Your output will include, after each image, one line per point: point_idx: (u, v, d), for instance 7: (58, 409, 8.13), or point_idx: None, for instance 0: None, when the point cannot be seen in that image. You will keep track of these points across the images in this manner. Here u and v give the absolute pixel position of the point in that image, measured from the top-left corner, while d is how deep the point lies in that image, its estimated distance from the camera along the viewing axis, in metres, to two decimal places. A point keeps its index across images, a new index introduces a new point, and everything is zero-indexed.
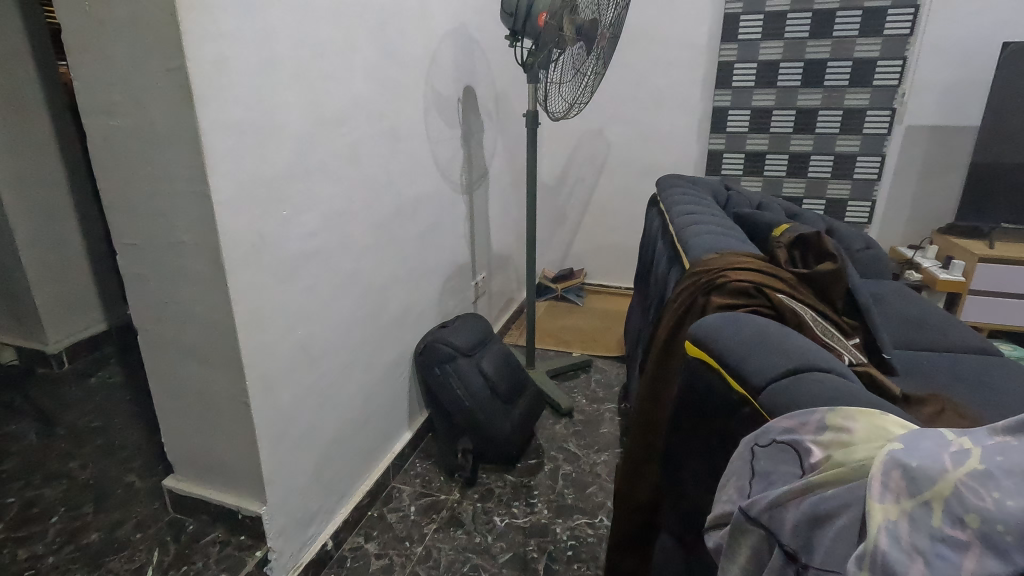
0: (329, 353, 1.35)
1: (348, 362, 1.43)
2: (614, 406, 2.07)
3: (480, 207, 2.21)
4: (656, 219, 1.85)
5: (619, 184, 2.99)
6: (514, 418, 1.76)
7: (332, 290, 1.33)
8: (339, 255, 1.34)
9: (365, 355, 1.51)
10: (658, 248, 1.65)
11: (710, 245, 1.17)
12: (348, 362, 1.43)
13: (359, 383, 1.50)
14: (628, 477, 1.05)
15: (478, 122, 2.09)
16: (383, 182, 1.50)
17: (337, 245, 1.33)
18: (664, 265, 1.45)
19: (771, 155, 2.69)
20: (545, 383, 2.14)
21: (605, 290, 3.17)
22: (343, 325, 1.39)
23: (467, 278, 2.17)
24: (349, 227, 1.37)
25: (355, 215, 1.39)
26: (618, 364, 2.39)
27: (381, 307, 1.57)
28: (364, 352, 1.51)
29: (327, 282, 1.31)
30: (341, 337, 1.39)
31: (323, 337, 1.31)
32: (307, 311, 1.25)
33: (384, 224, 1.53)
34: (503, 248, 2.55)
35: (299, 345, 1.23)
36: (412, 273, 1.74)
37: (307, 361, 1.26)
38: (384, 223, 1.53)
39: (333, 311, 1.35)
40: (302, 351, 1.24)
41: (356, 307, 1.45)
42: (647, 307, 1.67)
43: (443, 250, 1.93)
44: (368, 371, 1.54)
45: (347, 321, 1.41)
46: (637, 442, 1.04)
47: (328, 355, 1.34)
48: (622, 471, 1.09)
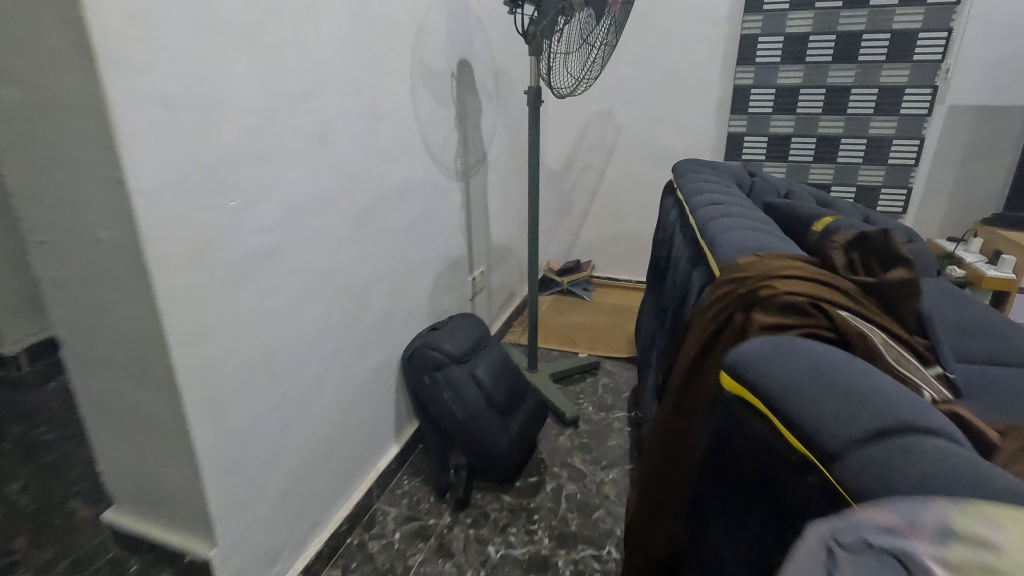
0: (299, 365, 1.17)
1: (323, 373, 1.25)
2: (624, 416, 1.89)
3: (477, 195, 2.01)
4: (673, 209, 1.65)
5: (630, 170, 2.78)
6: (512, 432, 1.58)
7: (300, 293, 1.15)
8: (309, 252, 1.16)
9: (344, 365, 1.33)
10: (675, 243, 1.45)
11: (743, 244, 0.97)
12: (323, 374, 1.25)
13: (337, 396, 1.32)
14: (642, 523, 0.88)
15: (475, 101, 1.89)
16: (362, 167, 1.31)
17: (305, 242, 1.14)
18: (685, 263, 1.25)
19: (797, 138, 2.47)
20: (548, 389, 1.97)
21: (613, 284, 2.97)
22: (315, 332, 1.21)
23: (464, 273, 1.98)
24: (321, 220, 1.18)
25: (327, 206, 1.20)
26: (627, 366, 2.21)
27: (363, 310, 1.39)
28: (341, 362, 1.32)
29: (294, 285, 1.13)
30: (314, 346, 1.21)
31: (289, 347, 1.13)
32: (268, 318, 1.06)
33: (365, 217, 1.34)
34: (504, 239, 2.36)
35: (259, 358, 1.04)
36: (400, 271, 1.55)
37: (269, 378, 1.08)
38: (365, 216, 1.34)
39: (302, 317, 1.16)
40: (264, 365, 1.06)
41: (332, 311, 1.26)
42: (663, 310, 1.47)
43: (436, 243, 1.74)
44: (347, 382, 1.36)
45: (321, 328, 1.23)
46: (655, 483, 0.86)
47: (296, 367, 1.16)
48: (633, 512, 0.92)
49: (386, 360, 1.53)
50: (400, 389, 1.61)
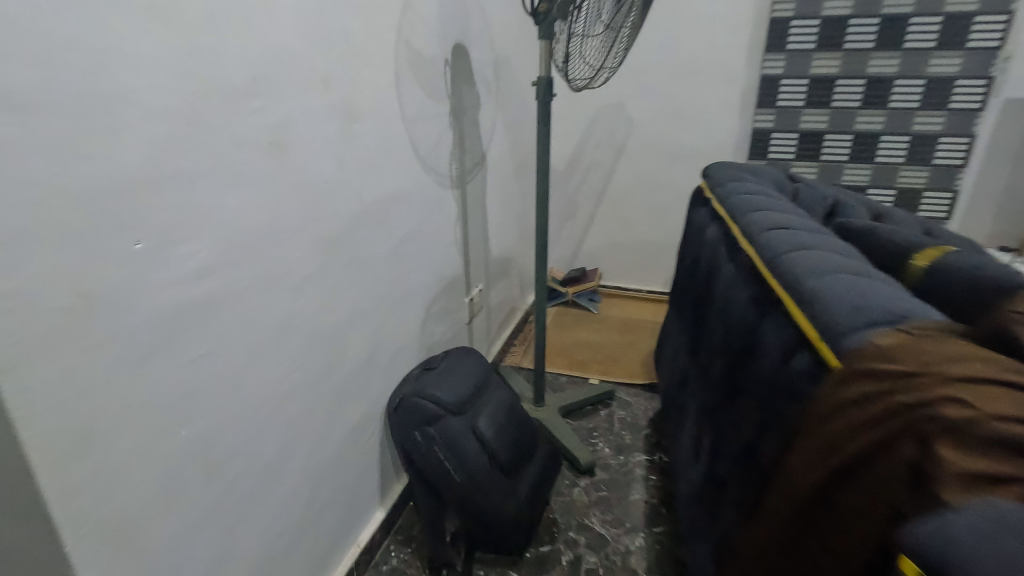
0: (252, 446, 0.90)
1: (285, 448, 0.98)
2: (646, 460, 1.65)
3: (475, 203, 1.73)
4: (711, 225, 1.38)
5: (643, 170, 2.51)
6: (521, 494, 1.33)
7: (251, 352, 0.87)
8: (262, 297, 0.88)
9: (315, 431, 1.06)
10: (720, 269, 1.19)
11: (848, 297, 0.71)
12: (285, 449, 0.98)
13: (307, 470, 1.06)
14: None
15: (472, 94, 1.60)
16: (335, 182, 1.03)
17: (254, 285, 0.86)
18: (742, 302, 0.99)
19: (830, 135, 2.21)
20: (558, 428, 1.72)
21: (622, 294, 2.72)
22: (276, 398, 0.94)
23: (461, 294, 1.71)
24: (279, 254, 0.91)
25: (288, 235, 0.92)
26: (645, 395, 1.96)
27: (339, 358, 1.11)
28: (312, 426, 1.05)
29: (241, 344, 0.85)
30: (273, 416, 0.94)
31: (238, 425, 0.86)
32: (203, 395, 0.79)
33: (340, 243, 1.07)
34: (504, 250, 2.08)
35: (187, 451, 0.77)
36: (384, 303, 1.27)
37: (205, 472, 0.81)
38: (340, 241, 1.07)
39: (256, 381, 0.89)
40: (200, 457, 0.79)
41: (297, 367, 0.99)
42: (705, 350, 1.22)
43: (428, 263, 1.47)
44: (319, 450, 1.09)
45: (282, 392, 0.96)
46: None
47: (248, 449, 0.89)
48: None
49: (369, 412, 1.26)
50: (386, 443, 1.35)
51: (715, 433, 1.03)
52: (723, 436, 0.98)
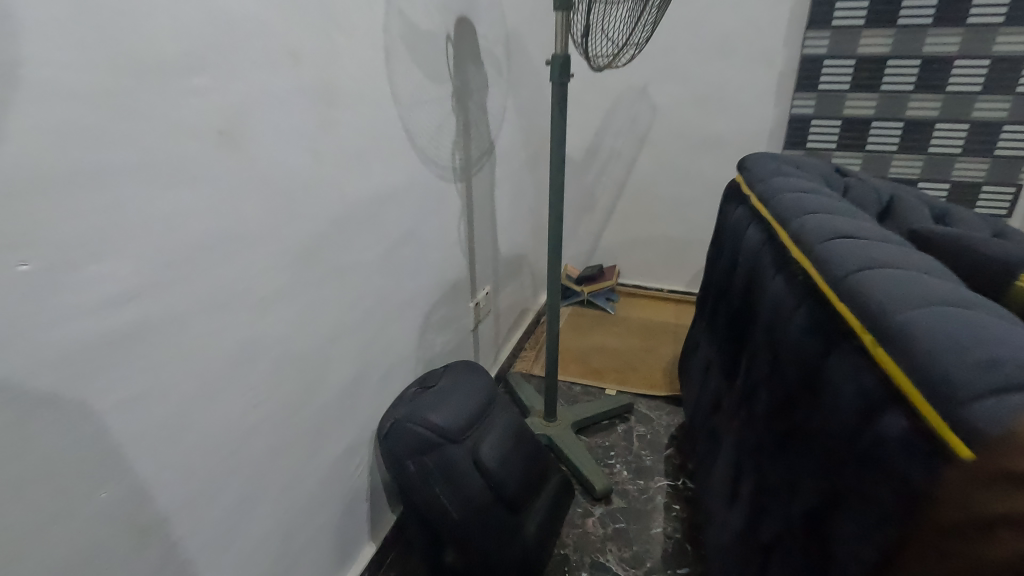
0: (204, 495, 0.75)
1: (249, 492, 0.83)
2: (669, 486, 1.48)
3: (482, 198, 1.56)
4: (751, 227, 1.20)
5: (667, 160, 2.31)
6: (528, 532, 1.17)
7: (200, 386, 0.72)
8: (212, 318, 0.73)
9: (289, 468, 0.91)
10: (764, 281, 1.02)
11: (956, 341, 0.54)
12: (249, 494, 0.83)
13: (280, 512, 0.91)
14: None
15: (479, 75, 1.43)
16: (309, 178, 0.87)
17: (200, 305, 0.71)
18: (797, 328, 0.82)
19: (878, 123, 2.00)
20: (571, 447, 1.56)
21: (642, 293, 2.54)
22: (237, 436, 0.80)
23: (465, 298, 1.55)
24: (234, 267, 0.75)
25: (246, 242, 0.76)
26: (667, 409, 1.79)
27: (318, 382, 0.96)
28: (285, 464, 0.91)
29: (184, 378, 0.70)
30: (232, 457, 0.79)
31: (184, 474, 0.71)
32: (131, 445, 0.64)
33: (317, 248, 0.91)
34: (515, 248, 1.91)
35: (108, 513, 0.62)
36: (374, 315, 1.12)
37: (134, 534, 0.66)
38: (317, 247, 0.91)
39: (208, 421, 0.74)
40: (129, 517, 0.65)
41: (263, 398, 0.84)
42: (744, 375, 1.04)
43: (426, 266, 1.31)
44: (294, 490, 0.94)
45: (244, 429, 0.81)
46: None
47: (197, 500, 0.74)
48: None
49: (355, 437, 1.11)
50: (378, 469, 1.20)
51: (761, 480, 0.87)
52: (773, 488, 0.82)
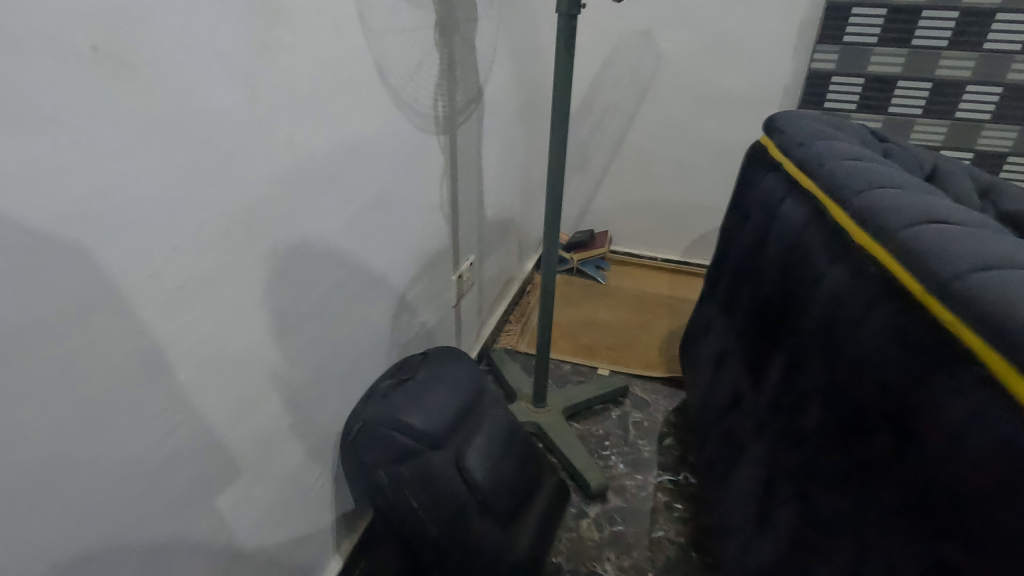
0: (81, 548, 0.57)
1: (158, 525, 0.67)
2: (669, 481, 1.36)
3: (468, 154, 1.34)
4: (788, 199, 1.02)
5: (669, 117, 2.10)
6: (522, 546, 1.03)
7: (80, 405, 0.55)
8: (83, 319, 0.54)
9: (215, 488, 0.75)
10: (813, 268, 0.85)
11: None
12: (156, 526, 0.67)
13: (206, 541, 0.75)
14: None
15: (467, 3, 1.18)
16: (235, 124, 0.66)
17: (64, 301, 0.52)
18: (872, 337, 0.67)
19: (904, 83, 1.81)
20: (563, 437, 1.41)
21: (635, 261, 2.37)
22: (140, 458, 0.63)
23: (447, 271, 1.36)
24: (120, 247, 0.56)
25: (141, 210, 0.57)
26: (665, 392, 1.65)
27: (255, 382, 0.78)
28: (209, 485, 0.73)
29: (44, 398, 0.52)
30: (136, 485, 0.63)
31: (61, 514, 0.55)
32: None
33: (250, 215, 0.71)
34: (502, 212, 1.70)
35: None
36: (333, 297, 0.92)
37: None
38: (251, 213, 0.71)
39: (98, 446, 0.58)
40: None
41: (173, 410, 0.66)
42: (780, 377, 0.89)
43: (402, 236, 1.10)
44: (233, 512, 0.79)
45: (146, 451, 0.63)
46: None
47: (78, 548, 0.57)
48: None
49: (312, 441, 0.94)
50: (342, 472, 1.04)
51: (812, 510, 0.74)
52: (833, 529, 0.70)
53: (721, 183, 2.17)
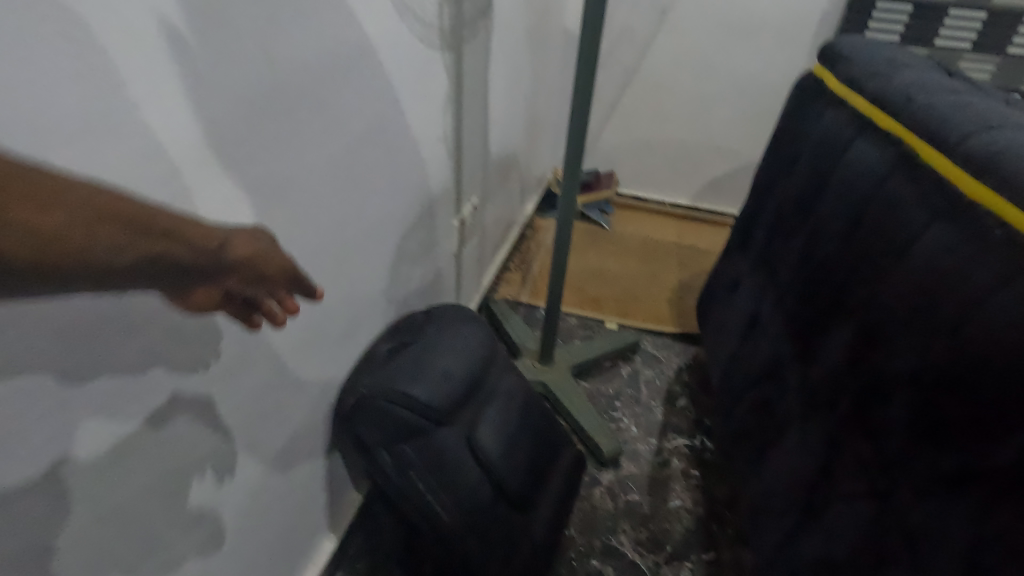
0: (154, 362, 0.54)
1: (97, 539, 0.53)
2: (686, 445, 1.27)
3: (474, 77, 1.15)
4: (861, 140, 0.86)
5: (689, 45, 1.88)
6: (539, 523, 0.94)
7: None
8: None
9: (174, 486, 0.61)
10: (907, 228, 0.71)
11: None
12: (97, 541, 0.53)
13: (169, 542, 0.63)
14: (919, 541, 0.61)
15: None
16: (176, 15, 0.48)
17: None
18: (1003, 323, 0.56)
19: (958, 11, 1.60)
20: (573, 400, 1.30)
21: (640, 205, 2.21)
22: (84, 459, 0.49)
23: (448, 215, 1.19)
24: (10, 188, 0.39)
25: (38, 129, 0.40)
26: (677, 348, 1.55)
27: (232, 356, 0.64)
28: (167, 483, 0.60)
29: None
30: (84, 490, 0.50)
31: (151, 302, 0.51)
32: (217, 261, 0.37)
33: (204, 146, 0.54)
34: (505, 149, 1.52)
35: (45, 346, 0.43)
36: (319, 251, 0.75)
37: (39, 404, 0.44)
38: (204, 143, 0.54)
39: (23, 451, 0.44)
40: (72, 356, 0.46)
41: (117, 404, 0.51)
42: (850, 353, 0.77)
43: (400, 173, 0.92)
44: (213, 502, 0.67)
45: (80, 451, 0.49)
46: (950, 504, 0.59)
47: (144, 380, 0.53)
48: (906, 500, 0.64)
49: (297, 417, 0.80)
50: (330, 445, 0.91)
51: (896, 512, 0.66)
52: (922, 533, 0.61)
53: (740, 121, 1.99)
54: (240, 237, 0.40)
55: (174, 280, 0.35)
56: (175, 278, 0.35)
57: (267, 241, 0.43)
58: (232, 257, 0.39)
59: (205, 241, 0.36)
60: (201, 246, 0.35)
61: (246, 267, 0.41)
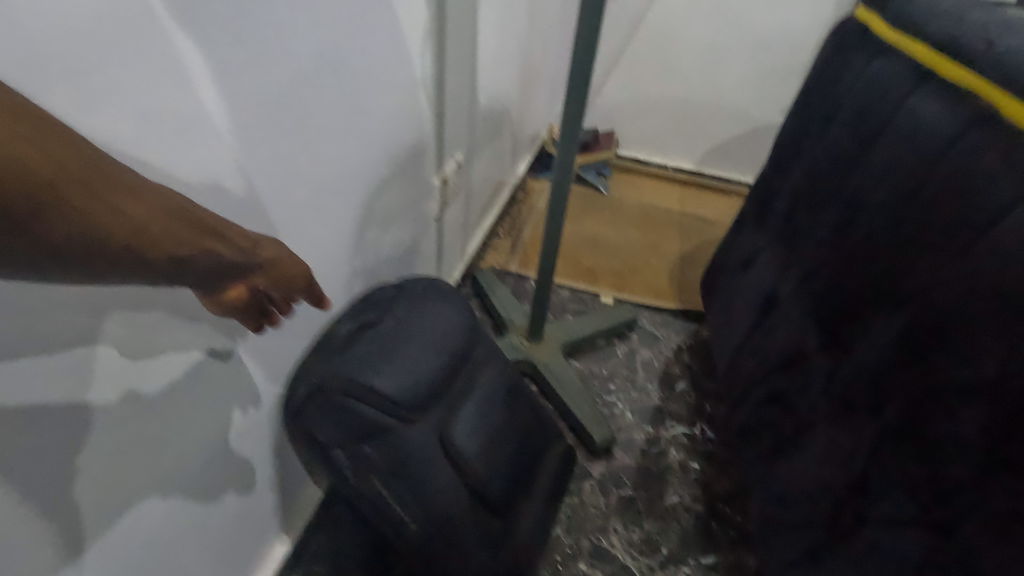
0: (189, 342, 0.58)
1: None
2: (685, 434, 1.17)
3: (460, 7, 0.97)
4: (923, 95, 0.71)
5: None
6: (523, 526, 0.84)
7: None
8: None
9: (48, 515, 0.48)
10: (997, 208, 0.58)
11: None
12: None
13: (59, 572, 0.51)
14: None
15: None
16: None
17: None
18: None
19: None
20: (564, 382, 1.19)
21: (641, 168, 2.05)
22: None
23: (427, 173, 1.04)
24: None
25: None
26: (676, 326, 1.43)
27: (198, 349, 0.59)
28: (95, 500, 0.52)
29: None
30: None
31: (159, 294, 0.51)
32: (255, 258, 0.42)
33: (49, 60, 0.38)
34: (496, 100, 1.34)
35: (49, 335, 0.43)
36: (235, 209, 0.60)
37: (77, 374, 0.46)
38: (49, 56, 0.38)
39: None
40: (87, 340, 0.46)
41: (93, 393, 0.48)
42: (901, 353, 0.65)
43: (354, 119, 0.77)
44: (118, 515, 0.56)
45: None
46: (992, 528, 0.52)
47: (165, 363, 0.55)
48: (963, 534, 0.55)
49: (226, 409, 0.67)
50: (280, 433, 0.80)
51: (953, 547, 0.56)
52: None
53: (754, 80, 1.81)
54: (268, 241, 0.45)
55: (205, 282, 0.38)
56: (210, 277, 0.38)
57: (288, 251, 0.47)
58: (260, 260, 0.43)
59: (241, 243, 0.40)
60: (235, 247, 0.39)
61: (271, 270, 0.45)
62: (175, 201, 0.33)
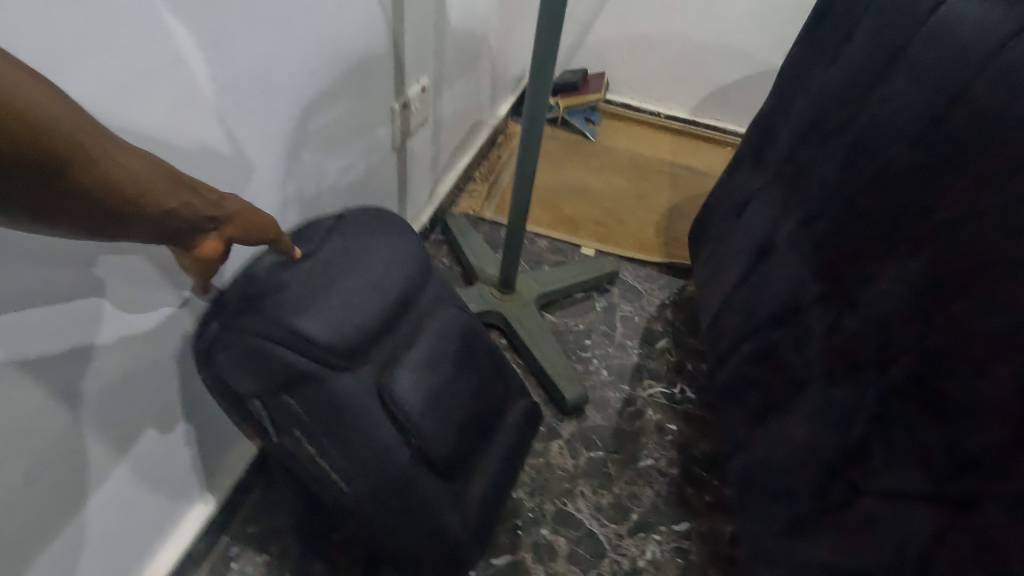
0: (164, 299, 0.62)
1: None
2: (664, 394, 1.08)
3: None
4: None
5: None
6: (477, 489, 0.75)
7: None
8: None
9: None
10: None
11: None
12: None
13: None
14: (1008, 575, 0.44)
15: None
16: None
17: None
18: None
19: None
20: (536, 336, 1.09)
21: (631, 114, 1.92)
22: None
23: (383, 94, 0.91)
24: None
25: None
26: (661, 281, 1.33)
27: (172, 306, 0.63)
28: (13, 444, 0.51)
29: None
30: None
31: (138, 261, 0.57)
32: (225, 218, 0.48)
33: None
34: (471, 22, 1.20)
35: (42, 290, 0.48)
36: (93, 96, 0.47)
37: (67, 324, 0.52)
38: None
39: None
40: (82, 295, 0.52)
41: (65, 341, 0.52)
42: (923, 303, 0.56)
43: (276, 9, 0.63)
44: None
45: None
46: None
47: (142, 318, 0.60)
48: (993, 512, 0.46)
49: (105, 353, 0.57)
50: (194, 382, 0.70)
51: (971, 525, 0.47)
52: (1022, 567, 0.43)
53: (758, 19, 1.66)
54: (239, 203, 0.50)
55: (184, 237, 0.44)
56: (186, 231, 0.44)
57: (259, 212, 0.52)
58: (227, 213, 0.48)
59: (210, 198, 0.46)
60: (207, 201, 0.45)
61: (239, 224, 0.50)
62: (157, 164, 0.40)
